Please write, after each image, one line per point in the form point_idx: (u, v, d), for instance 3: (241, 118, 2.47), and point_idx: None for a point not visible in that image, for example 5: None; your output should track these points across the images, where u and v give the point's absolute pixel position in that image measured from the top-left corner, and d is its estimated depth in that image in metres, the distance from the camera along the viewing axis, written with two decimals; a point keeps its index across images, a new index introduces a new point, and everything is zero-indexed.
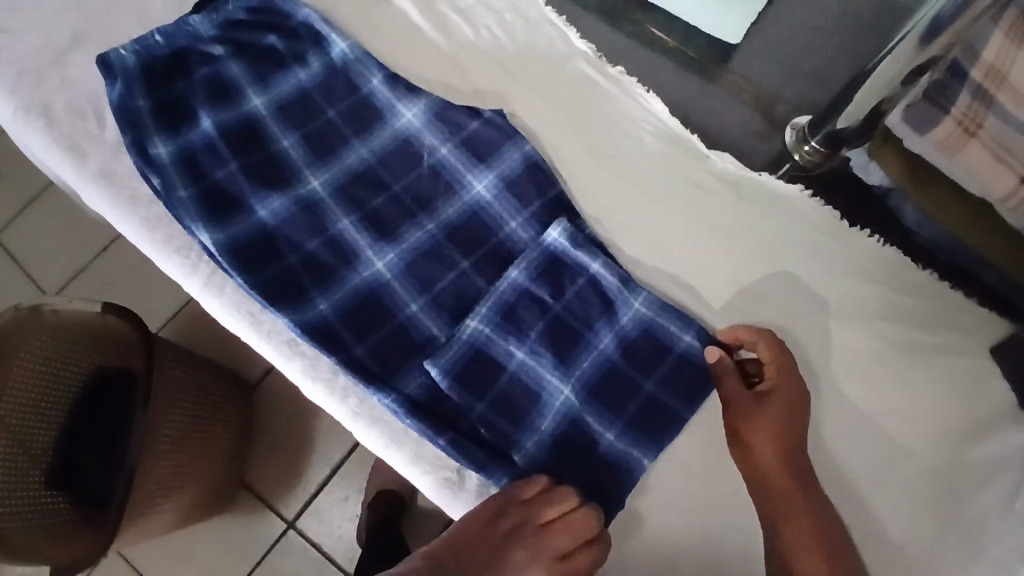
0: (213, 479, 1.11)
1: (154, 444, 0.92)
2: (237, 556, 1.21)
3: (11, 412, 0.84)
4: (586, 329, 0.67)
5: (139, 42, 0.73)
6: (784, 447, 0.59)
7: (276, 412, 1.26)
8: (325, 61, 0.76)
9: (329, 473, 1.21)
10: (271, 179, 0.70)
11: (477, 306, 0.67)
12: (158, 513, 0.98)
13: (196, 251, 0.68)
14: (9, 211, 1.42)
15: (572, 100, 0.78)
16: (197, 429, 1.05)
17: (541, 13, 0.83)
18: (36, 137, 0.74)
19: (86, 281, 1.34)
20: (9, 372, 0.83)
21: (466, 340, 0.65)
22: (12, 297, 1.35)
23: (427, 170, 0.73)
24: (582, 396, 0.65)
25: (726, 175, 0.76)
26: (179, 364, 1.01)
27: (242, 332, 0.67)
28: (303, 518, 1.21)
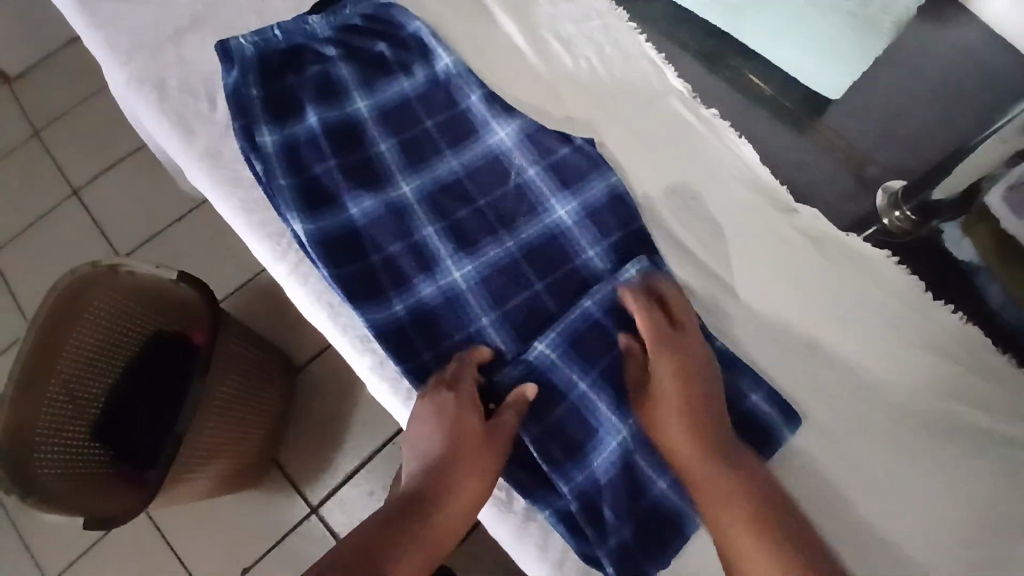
0: (249, 454, 1.14)
1: (202, 414, 0.97)
2: (257, 533, 1.24)
3: (71, 365, 0.97)
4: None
5: (259, 34, 0.77)
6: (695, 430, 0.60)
7: (319, 399, 1.29)
8: (429, 74, 0.79)
9: (358, 465, 1.24)
10: (364, 178, 0.73)
11: (545, 330, 0.66)
12: (195, 479, 1.02)
13: (287, 239, 0.70)
14: (96, 169, 1.50)
15: (663, 138, 0.78)
16: (244, 405, 1.08)
17: (641, 50, 0.84)
18: (149, 110, 0.78)
19: (159, 245, 1.42)
20: (75, 326, 0.95)
21: (532, 362, 0.66)
22: (91, 250, 1.45)
23: (512, 189, 0.74)
24: (639, 439, 0.63)
25: (811, 231, 0.75)
26: (239, 342, 1.06)
27: (319, 320, 0.69)
28: (327, 505, 1.23)
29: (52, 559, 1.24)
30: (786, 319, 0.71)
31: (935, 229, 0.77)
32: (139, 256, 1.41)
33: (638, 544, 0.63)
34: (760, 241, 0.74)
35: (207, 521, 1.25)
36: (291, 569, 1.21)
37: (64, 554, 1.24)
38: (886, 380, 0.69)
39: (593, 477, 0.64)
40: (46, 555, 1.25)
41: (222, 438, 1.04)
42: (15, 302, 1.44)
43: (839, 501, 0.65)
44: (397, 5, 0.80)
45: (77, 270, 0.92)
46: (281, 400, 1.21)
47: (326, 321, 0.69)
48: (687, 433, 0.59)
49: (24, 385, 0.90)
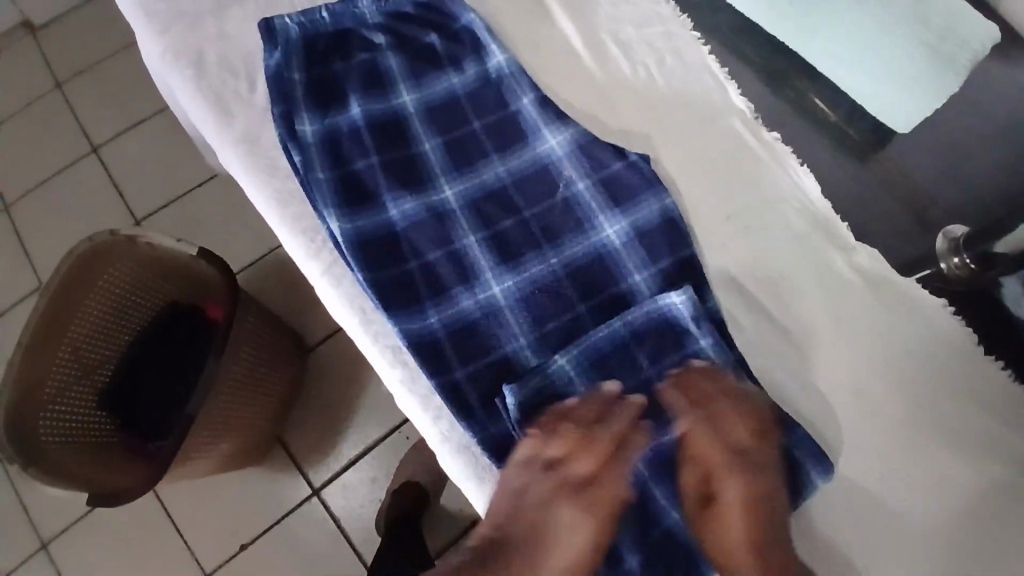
0: (255, 436, 1.13)
1: (215, 396, 0.96)
2: (258, 510, 1.23)
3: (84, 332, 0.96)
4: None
5: (306, 15, 0.73)
6: (752, 519, 0.57)
7: (329, 382, 1.27)
8: (480, 71, 0.75)
9: (363, 452, 1.23)
10: (406, 178, 0.69)
11: (569, 345, 0.64)
12: (201, 460, 1.00)
13: (322, 236, 0.67)
14: (117, 127, 1.47)
15: (721, 160, 0.75)
16: (255, 384, 1.07)
17: (702, 61, 0.79)
18: (184, 84, 0.74)
19: (175, 211, 1.39)
20: (90, 292, 0.94)
21: (551, 376, 0.63)
22: (107, 210, 1.42)
23: (560, 202, 0.70)
24: (653, 468, 0.61)
25: (867, 272, 0.71)
26: (253, 321, 1.04)
27: (351, 327, 0.65)
28: (329, 489, 1.22)
29: (51, 523, 1.24)
30: (833, 361, 0.68)
31: (996, 281, 0.73)
32: (155, 221, 1.38)
33: None
34: (812, 277, 0.70)
35: (209, 493, 1.24)
36: (289, 554, 1.20)
37: (64, 519, 1.24)
38: (931, 435, 0.66)
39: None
40: (45, 518, 1.24)
41: (229, 418, 1.02)
42: (28, 257, 1.41)
43: (869, 556, 0.63)
44: None
45: (96, 236, 0.91)
46: (290, 381, 1.20)
47: (358, 328, 0.65)
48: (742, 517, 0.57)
49: (36, 348, 0.88)
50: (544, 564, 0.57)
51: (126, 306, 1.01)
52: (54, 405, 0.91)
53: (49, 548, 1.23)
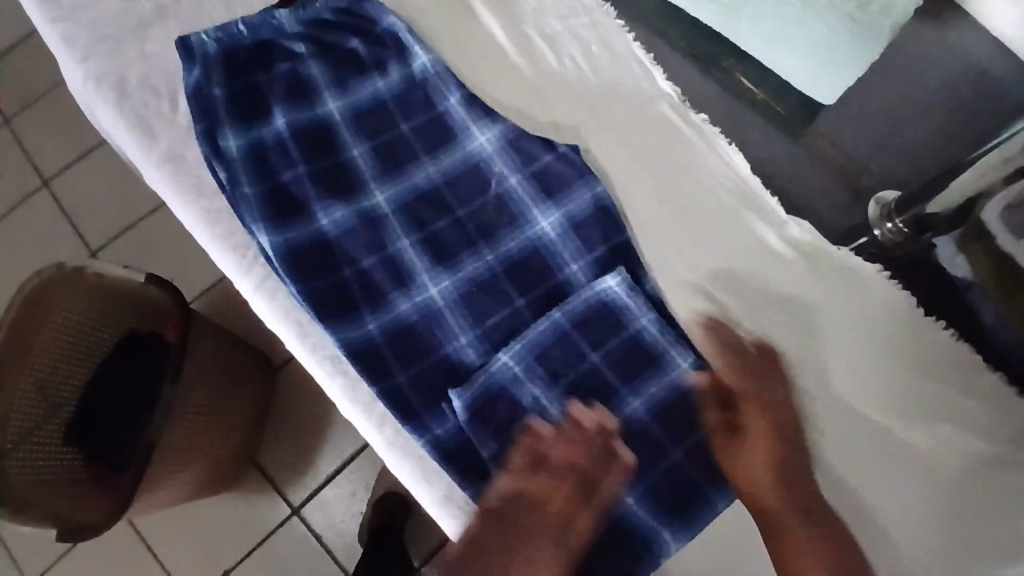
0: (222, 461, 1.10)
1: (175, 421, 0.94)
2: (238, 535, 1.21)
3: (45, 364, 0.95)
4: (625, 388, 0.63)
5: (222, 30, 0.72)
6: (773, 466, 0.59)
7: (298, 399, 1.26)
8: (405, 73, 0.74)
9: (338, 467, 1.21)
10: (337, 186, 0.69)
11: (511, 341, 0.64)
12: (164, 491, 0.98)
13: (253, 251, 0.66)
14: (63, 160, 1.45)
15: (653, 145, 0.75)
16: (218, 406, 1.05)
17: (629, 49, 0.80)
18: (106, 110, 0.73)
19: (129, 240, 1.37)
20: (42, 324, 0.92)
21: (494, 373, 0.63)
22: (59, 244, 1.39)
23: (494, 199, 0.70)
24: None
25: (803, 245, 0.72)
26: (211, 343, 1.02)
27: (287, 340, 0.64)
28: (308, 507, 1.21)
29: (30, 566, 1.22)
30: (778, 335, 0.68)
31: (930, 244, 0.74)
32: (110, 252, 1.36)
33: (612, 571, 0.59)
34: (749, 254, 0.71)
35: (187, 522, 1.22)
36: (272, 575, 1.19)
37: (41, 560, 1.21)
38: (878, 399, 0.67)
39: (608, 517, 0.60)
40: (22, 561, 1.22)
41: (192, 444, 1.00)
42: None
43: None
44: None
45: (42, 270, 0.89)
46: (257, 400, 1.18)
47: (294, 342, 0.64)
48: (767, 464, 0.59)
49: None
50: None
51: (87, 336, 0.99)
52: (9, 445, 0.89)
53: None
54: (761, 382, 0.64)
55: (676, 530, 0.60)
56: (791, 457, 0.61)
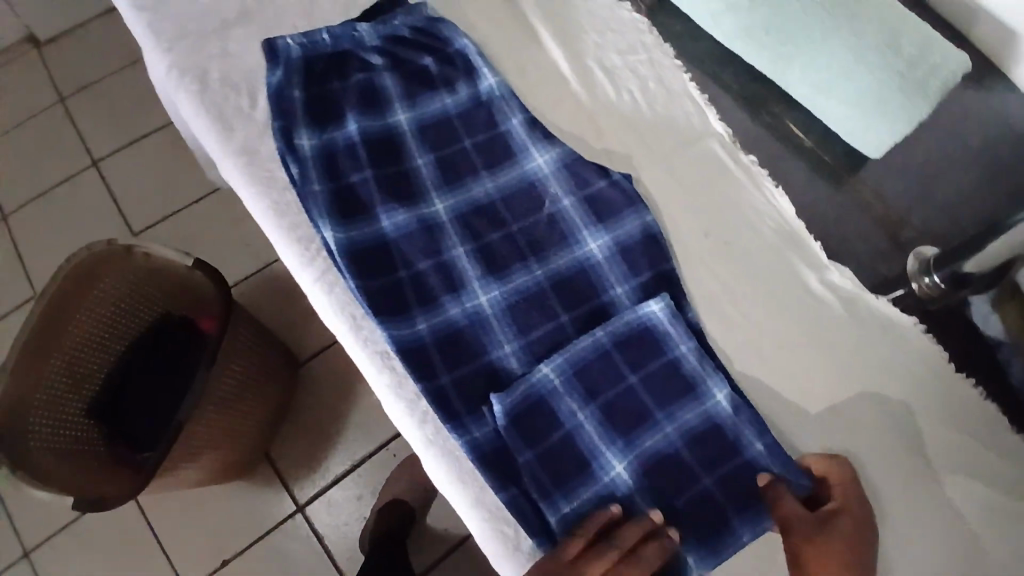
0: (243, 446, 1.14)
1: (206, 406, 0.97)
2: (240, 528, 1.22)
3: (78, 338, 1.02)
4: (661, 410, 0.65)
5: (307, 37, 0.76)
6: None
7: (317, 397, 1.28)
8: (471, 93, 0.79)
9: (349, 469, 1.23)
10: (400, 192, 0.72)
11: (554, 354, 0.67)
12: (185, 472, 1.01)
13: (316, 245, 0.69)
14: (115, 141, 1.51)
15: (702, 181, 0.78)
16: (245, 395, 1.08)
17: (683, 87, 0.84)
18: (187, 99, 0.77)
19: (171, 225, 1.43)
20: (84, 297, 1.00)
21: (535, 384, 0.65)
22: (102, 222, 1.44)
23: (546, 218, 0.73)
24: (636, 475, 0.63)
25: (840, 290, 0.74)
26: (247, 330, 1.06)
27: (340, 333, 0.67)
28: (314, 504, 1.23)
29: (31, 533, 1.23)
30: (809, 375, 0.70)
31: (964, 300, 0.77)
32: (152, 234, 1.42)
33: None
34: (787, 294, 0.73)
35: (192, 508, 1.24)
36: (272, 566, 1.20)
37: (44, 528, 1.23)
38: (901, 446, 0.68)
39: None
40: (26, 528, 1.23)
41: (217, 430, 1.03)
42: (20, 267, 1.43)
43: None
44: (447, 21, 0.80)
45: (94, 245, 0.97)
46: (280, 392, 1.21)
47: (347, 335, 0.67)
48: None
49: (28, 350, 0.94)
50: None
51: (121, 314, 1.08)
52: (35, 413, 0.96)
53: (30, 557, 1.22)
54: (863, 510, 0.62)
55: (704, 555, 0.61)
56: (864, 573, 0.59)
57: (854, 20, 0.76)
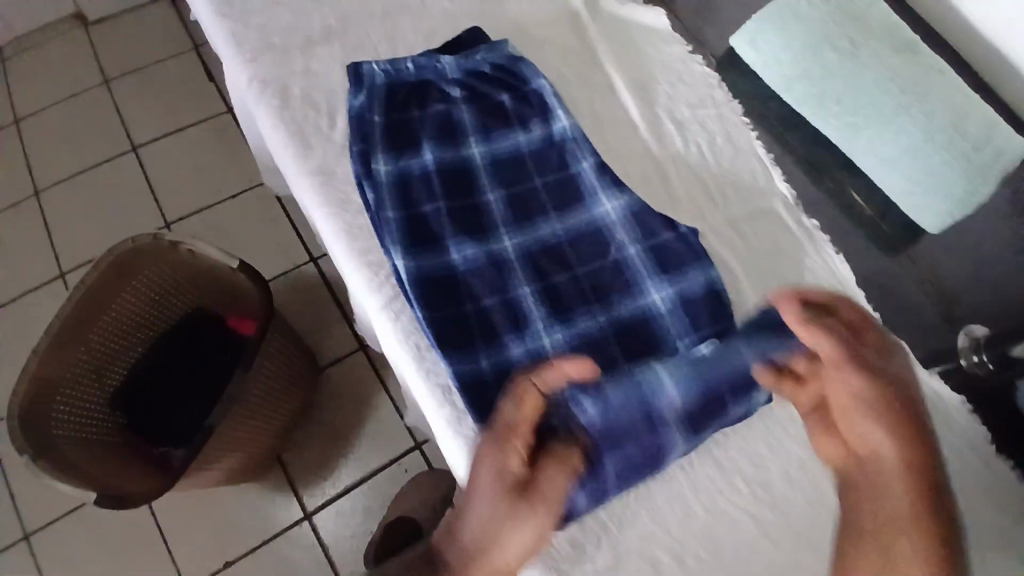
0: (261, 449, 1.15)
1: (236, 408, 1.00)
2: (244, 530, 1.21)
3: (106, 328, 1.12)
4: (695, 431, 0.67)
5: (392, 64, 0.78)
6: (901, 454, 0.60)
7: (338, 405, 1.29)
8: (545, 133, 0.80)
9: (359, 480, 1.24)
10: (471, 226, 0.73)
11: (602, 391, 0.64)
12: (208, 472, 1.03)
13: (385, 271, 0.70)
14: (158, 129, 1.52)
15: (762, 241, 0.80)
16: (271, 400, 1.11)
17: (751, 145, 0.85)
18: (266, 113, 0.78)
19: (208, 218, 1.44)
20: (119, 290, 1.10)
21: (580, 419, 0.64)
22: (137, 208, 1.45)
23: (612, 263, 0.74)
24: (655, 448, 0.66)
25: None
26: (280, 339, 1.09)
27: (407, 368, 0.68)
28: (322, 513, 1.22)
29: (35, 515, 1.23)
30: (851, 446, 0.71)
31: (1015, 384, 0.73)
32: (188, 226, 1.43)
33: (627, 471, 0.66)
34: None
35: (199, 505, 1.23)
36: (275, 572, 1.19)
37: (47, 511, 1.22)
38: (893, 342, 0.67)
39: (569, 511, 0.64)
40: (29, 509, 1.23)
41: (243, 433, 1.06)
42: (48, 244, 1.43)
43: None
44: (527, 61, 0.81)
45: (137, 240, 1.08)
46: (301, 399, 1.22)
47: (411, 366, 0.67)
48: (902, 438, 0.60)
49: (61, 334, 1.04)
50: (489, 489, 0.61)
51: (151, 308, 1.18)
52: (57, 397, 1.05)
53: (29, 539, 1.21)
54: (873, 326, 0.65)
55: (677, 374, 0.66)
56: (885, 379, 0.62)
57: (925, 98, 0.77)
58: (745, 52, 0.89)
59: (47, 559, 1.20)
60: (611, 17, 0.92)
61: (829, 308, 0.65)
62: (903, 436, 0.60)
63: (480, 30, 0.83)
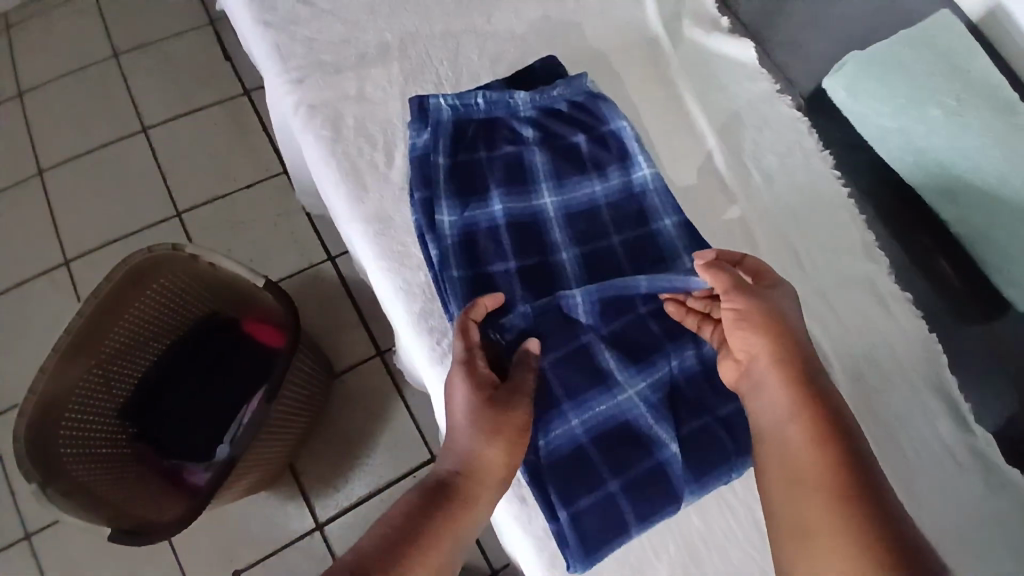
0: (276, 459, 1.10)
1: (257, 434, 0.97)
2: (255, 537, 1.17)
3: (120, 339, 1.03)
4: (629, 373, 0.63)
5: (460, 99, 0.70)
6: (786, 369, 0.55)
7: (356, 415, 1.23)
8: (623, 182, 0.71)
9: (372, 492, 1.17)
10: (542, 290, 0.66)
11: (593, 403, 0.62)
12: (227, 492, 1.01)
13: (448, 340, 0.64)
14: (170, 110, 1.41)
15: (852, 316, 0.75)
16: (286, 420, 1.06)
17: (841, 202, 0.78)
18: (315, 144, 0.70)
19: (220, 210, 1.34)
20: (136, 300, 1.02)
21: (570, 424, 0.62)
22: (144, 194, 1.35)
23: (661, 306, 0.65)
24: (644, 452, 0.61)
25: (966, 424, 0.73)
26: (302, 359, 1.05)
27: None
28: (334, 524, 1.17)
29: (37, 516, 1.17)
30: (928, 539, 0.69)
31: None
32: (200, 217, 1.33)
33: (607, 460, 0.61)
34: (912, 432, 0.72)
35: (215, 523, 1.17)
36: None
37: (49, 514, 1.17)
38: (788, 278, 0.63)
39: (547, 460, 0.60)
40: (31, 511, 1.17)
41: (259, 456, 1.02)
42: (49, 227, 1.34)
43: None
44: (607, 100, 0.73)
45: (155, 249, 0.99)
46: (316, 406, 1.17)
47: None
48: (772, 344, 0.56)
49: (72, 348, 0.96)
50: (461, 446, 0.58)
51: (166, 316, 1.09)
52: (67, 415, 0.97)
53: (31, 541, 1.16)
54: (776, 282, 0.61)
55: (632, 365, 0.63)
56: (796, 349, 0.56)
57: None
58: (839, 96, 0.81)
59: (50, 565, 1.15)
60: (691, 45, 0.84)
61: (736, 260, 0.62)
62: (788, 348, 0.56)
63: (556, 60, 0.76)
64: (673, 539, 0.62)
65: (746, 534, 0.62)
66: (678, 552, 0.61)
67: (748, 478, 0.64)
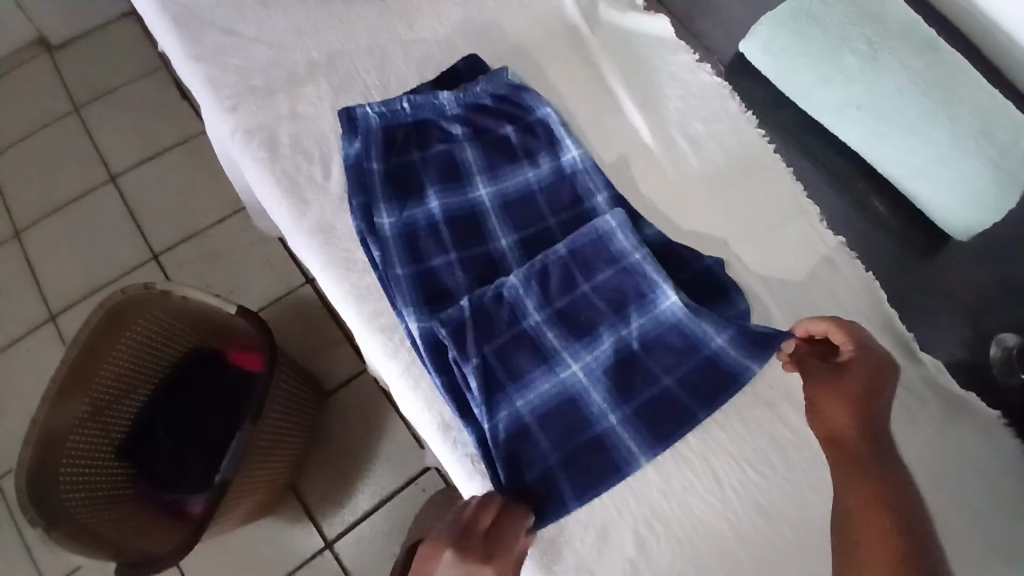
0: (278, 482, 1.13)
1: (253, 455, 1.00)
2: (269, 562, 1.19)
3: (107, 379, 1.05)
4: (571, 348, 0.66)
5: (387, 106, 0.74)
6: (867, 439, 0.57)
7: (346, 426, 1.25)
8: (555, 165, 0.74)
9: (377, 504, 1.19)
10: (485, 277, 0.69)
11: (536, 381, 0.65)
12: (233, 514, 1.03)
13: (399, 334, 0.67)
14: (133, 154, 1.44)
15: (795, 262, 0.77)
16: (279, 440, 1.08)
17: (769, 159, 0.81)
18: (255, 166, 0.73)
19: (194, 246, 1.36)
20: (120, 338, 1.04)
21: (517, 406, 0.64)
22: (120, 239, 1.38)
23: (600, 277, 0.68)
24: (589, 421, 0.64)
25: (910, 346, 0.74)
26: (284, 380, 1.06)
27: (436, 442, 0.66)
28: (343, 540, 1.18)
29: (55, 565, 1.17)
30: None
31: None
32: (174, 255, 1.36)
33: (553, 435, 0.64)
34: None
35: (226, 551, 1.20)
36: None
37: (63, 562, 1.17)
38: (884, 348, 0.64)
39: (492, 434, 0.62)
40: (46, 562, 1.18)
41: (257, 477, 1.05)
42: (34, 283, 1.36)
43: None
44: (530, 90, 0.76)
45: (129, 289, 1.01)
46: (310, 425, 1.19)
47: (436, 436, 0.65)
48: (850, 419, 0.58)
49: (59, 391, 0.97)
50: None
51: (155, 351, 1.12)
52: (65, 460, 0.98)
53: None
54: (875, 364, 0.60)
55: (571, 339, 0.66)
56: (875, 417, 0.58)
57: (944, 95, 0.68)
58: (758, 58, 0.80)
59: None
60: (610, 27, 0.87)
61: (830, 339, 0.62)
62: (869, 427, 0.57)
63: (479, 58, 0.79)
64: (632, 497, 0.64)
65: (707, 483, 0.64)
66: (641, 507, 0.63)
67: (704, 432, 0.66)
